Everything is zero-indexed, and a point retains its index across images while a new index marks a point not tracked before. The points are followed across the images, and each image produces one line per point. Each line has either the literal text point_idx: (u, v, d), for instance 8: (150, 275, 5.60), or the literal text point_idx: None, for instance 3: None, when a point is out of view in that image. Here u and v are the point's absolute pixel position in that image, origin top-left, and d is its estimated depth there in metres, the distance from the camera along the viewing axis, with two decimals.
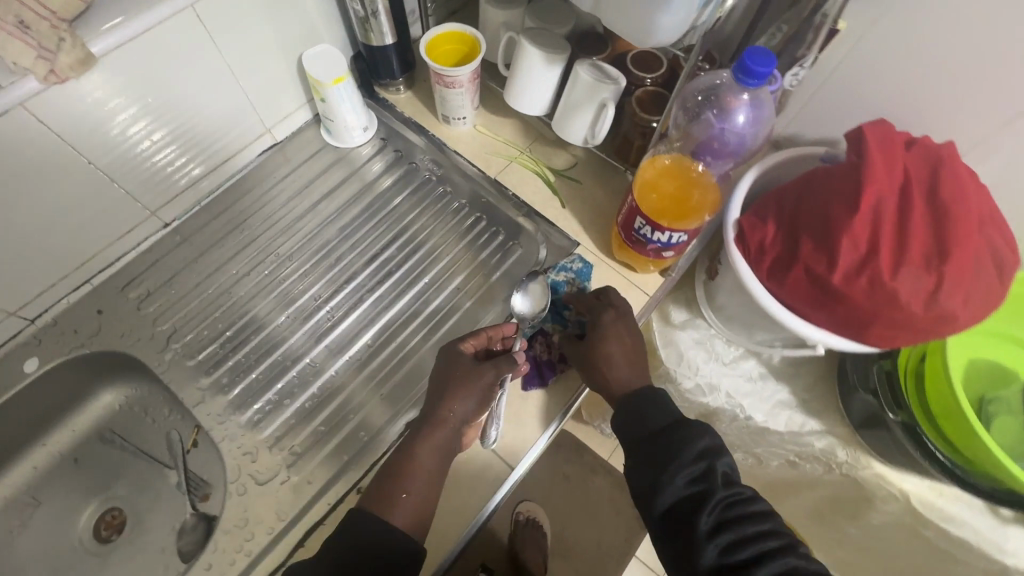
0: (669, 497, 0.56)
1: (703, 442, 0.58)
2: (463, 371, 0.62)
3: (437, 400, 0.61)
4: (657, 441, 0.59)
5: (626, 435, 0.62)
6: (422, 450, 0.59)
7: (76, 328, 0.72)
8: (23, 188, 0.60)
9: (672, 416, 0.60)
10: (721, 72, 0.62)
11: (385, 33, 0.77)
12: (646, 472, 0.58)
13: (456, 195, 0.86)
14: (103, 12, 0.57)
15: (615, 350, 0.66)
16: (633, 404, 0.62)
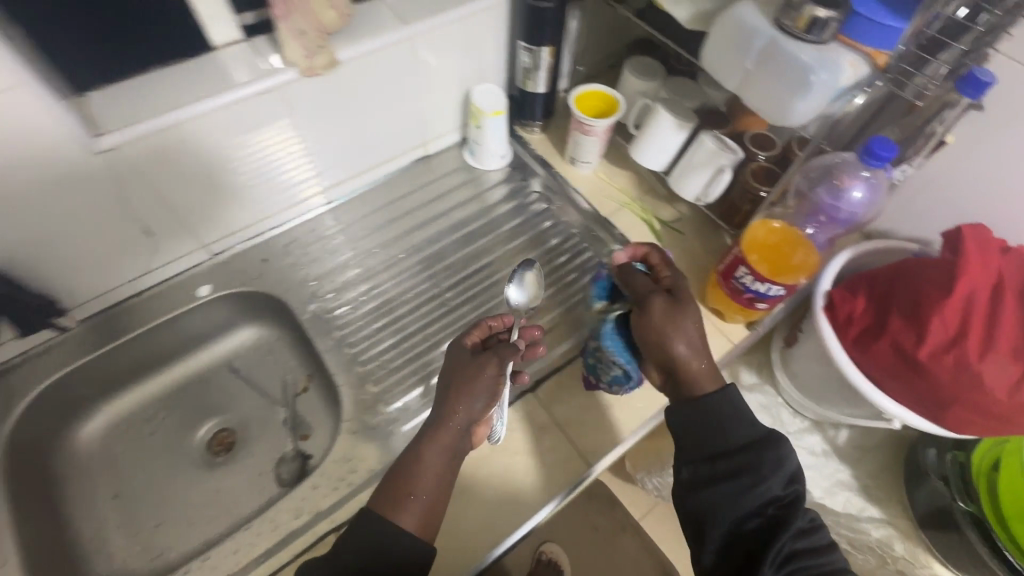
0: (744, 510, 0.59)
1: (794, 468, 0.60)
2: (464, 364, 0.65)
3: (443, 400, 0.63)
4: (745, 456, 0.60)
5: (699, 437, 0.63)
6: (429, 449, 0.61)
7: (241, 269, 0.86)
8: (240, 153, 0.75)
9: (756, 431, 0.62)
10: (844, 152, 0.71)
11: (540, 83, 0.92)
12: (727, 483, 0.60)
13: (569, 224, 0.96)
14: (353, 32, 0.74)
15: (689, 324, 0.66)
16: (712, 401, 0.63)
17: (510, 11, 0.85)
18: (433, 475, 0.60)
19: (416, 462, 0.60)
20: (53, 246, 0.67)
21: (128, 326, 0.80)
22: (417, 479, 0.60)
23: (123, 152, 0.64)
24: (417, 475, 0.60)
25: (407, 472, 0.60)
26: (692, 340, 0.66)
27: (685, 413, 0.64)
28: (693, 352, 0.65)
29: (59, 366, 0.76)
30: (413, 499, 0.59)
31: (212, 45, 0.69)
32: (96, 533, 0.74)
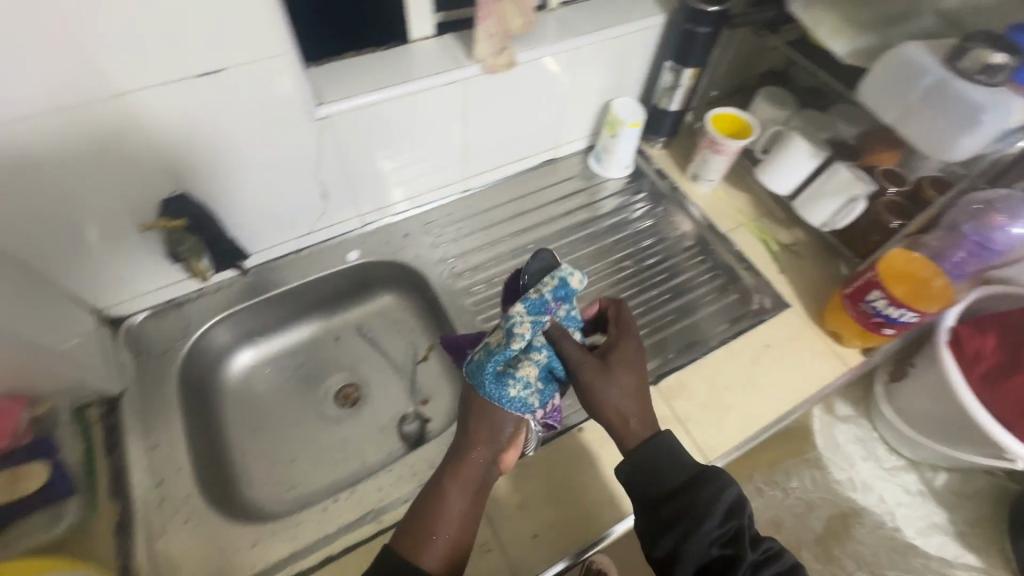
0: (701, 556, 0.55)
1: (729, 497, 0.57)
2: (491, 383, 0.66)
3: (464, 436, 0.65)
4: (685, 498, 0.57)
5: (647, 491, 0.59)
6: (448, 486, 0.63)
7: (387, 241, 0.93)
8: (397, 140, 0.82)
9: (687, 473, 0.59)
10: (1005, 190, 0.75)
11: (674, 101, 0.97)
12: (676, 533, 0.56)
13: (686, 235, 1.00)
14: (529, 40, 0.83)
15: (626, 375, 0.63)
16: (642, 454, 0.60)
17: (660, 33, 0.92)
18: (444, 513, 0.61)
19: (435, 496, 0.63)
20: (254, 197, 0.76)
21: (286, 278, 0.88)
22: (432, 513, 0.61)
23: (333, 123, 0.73)
24: (429, 512, 0.61)
25: (419, 512, 0.62)
26: (610, 397, 0.62)
27: (627, 470, 0.60)
28: (631, 408, 0.62)
29: (226, 305, 0.84)
30: (424, 533, 0.60)
31: (410, 38, 0.79)
32: (240, 460, 0.80)
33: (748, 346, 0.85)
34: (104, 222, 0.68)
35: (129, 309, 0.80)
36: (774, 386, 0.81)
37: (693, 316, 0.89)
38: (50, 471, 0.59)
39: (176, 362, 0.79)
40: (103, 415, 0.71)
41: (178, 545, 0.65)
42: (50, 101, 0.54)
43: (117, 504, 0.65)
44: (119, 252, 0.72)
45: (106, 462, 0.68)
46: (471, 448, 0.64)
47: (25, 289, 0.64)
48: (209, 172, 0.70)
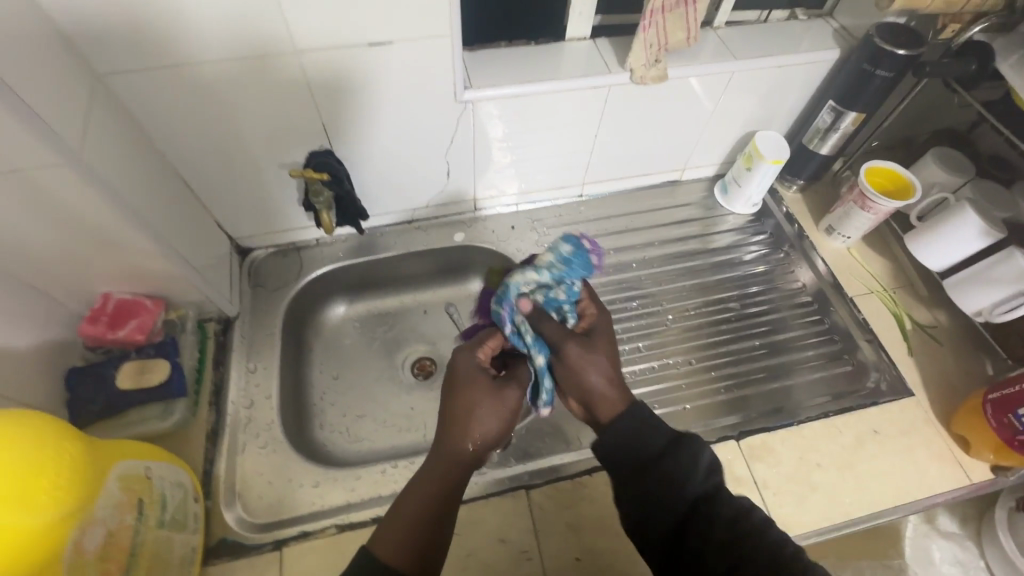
0: (673, 518, 0.51)
1: (704, 457, 0.53)
2: (475, 378, 0.60)
3: (460, 425, 0.58)
4: (656, 464, 0.53)
5: (623, 459, 0.55)
6: (427, 492, 0.55)
7: (493, 229, 0.94)
8: (526, 133, 0.82)
9: (665, 437, 0.55)
10: None
11: (826, 144, 0.89)
12: (649, 497, 0.52)
13: (804, 288, 0.92)
14: (684, 56, 0.79)
15: (588, 355, 0.61)
16: (625, 424, 0.56)
17: (829, 71, 0.84)
18: (420, 520, 0.53)
19: (414, 501, 0.54)
20: (386, 164, 0.81)
21: (394, 245, 0.91)
22: (411, 523, 0.53)
23: (474, 108, 0.75)
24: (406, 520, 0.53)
25: (395, 519, 0.53)
26: (586, 371, 0.59)
27: (608, 442, 0.56)
28: (607, 382, 0.59)
29: (337, 258, 0.90)
30: (406, 542, 0.51)
31: (564, 37, 0.80)
32: (318, 403, 0.85)
33: (854, 425, 0.76)
34: (258, 160, 0.75)
35: (257, 242, 0.88)
36: (876, 478, 0.72)
37: (793, 379, 0.82)
38: (171, 370, 0.67)
39: (285, 300, 0.85)
40: (218, 331, 0.79)
41: (252, 466, 0.70)
42: (245, 47, 0.60)
43: (211, 414, 0.72)
44: (263, 191, 0.79)
45: (212, 375, 0.75)
46: (453, 455, 0.56)
47: (184, 205, 0.73)
48: (353, 133, 0.74)
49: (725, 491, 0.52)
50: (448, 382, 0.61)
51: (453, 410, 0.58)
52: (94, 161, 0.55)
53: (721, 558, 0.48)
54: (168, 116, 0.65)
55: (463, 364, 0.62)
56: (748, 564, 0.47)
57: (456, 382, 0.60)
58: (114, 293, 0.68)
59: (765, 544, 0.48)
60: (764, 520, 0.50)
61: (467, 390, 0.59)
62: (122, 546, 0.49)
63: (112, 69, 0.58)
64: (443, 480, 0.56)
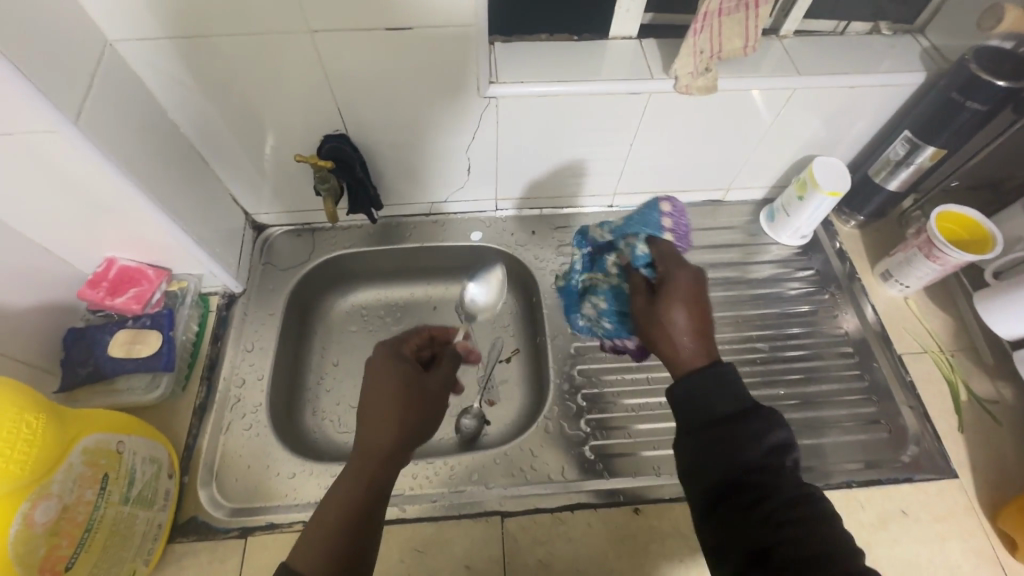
0: (723, 480, 0.44)
1: (779, 433, 0.45)
2: (393, 370, 0.55)
3: (384, 417, 0.52)
4: (726, 422, 0.46)
5: (690, 411, 0.48)
6: (345, 494, 0.48)
7: (513, 233, 0.90)
8: (556, 135, 0.76)
9: (741, 401, 0.47)
10: None
11: (896, 178, 0.79)
12: (706, 453, 0.45)
13: (847, 336, 0.82)
14: (740, 66, 0.71)
15: (667, 303, 0.54)
16: (700, 380, 0.49)
17: (911, 96, 0.74)
18: (341, 520, 0.47)
19: (337, 502, 0.48)
20: (404, 154, 0.77)
21: (409, 237, 0.88)
22: (336, 527, 0.46)
23: (499, 104, 0.70)
24: (329, 523, 0.46)
25: (317, 522, 0.47)
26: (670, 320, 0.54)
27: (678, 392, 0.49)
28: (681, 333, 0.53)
29: (350, 244, 0.88)
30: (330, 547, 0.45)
31: (609, 34, 0.74)
32: (313, 388, 0.83)
33: (878, 501, 0.68)
34: (274, 139, 0.73)
35: (272, 220, 0.87)
36: (897, 565, 0.64)
37: (821, 438, 0.73)
38: (162, 343, 0.68)
39: (292, 281, 0.84)
40: (221, 305, 0.79)
41: (233, 447, 0.69)
42: (258, 23, 0.58)
43: (202, 389, 0.72)
44: (278, 170, 0.78)
45: (208, 349, 0.75)
46: (377, 451, 0.50)
47: (198, 176, 0.72)
48: (370, 119, 0.71)
49: (792, 470, 0.45)
50: (369, 378, 0.55)
51: (374, 406, 0.52)
52: (97, 129, 0.54)
53: (767, 533, 0.41)
54: (183, 87, 0.64)
55: (383, 359, 0.56)
56: (799, 548, 0.40)
57: (377, 373, 0.54)
58: (117, 258, 0.68)
59: (822, 541, 0.40)
60: (828, 515, 0.42)
61: (389, 384, 0.54)
62: (77, 522, 0.49)
63: (124, 37, 0.57)
64: (364, 478, 0.49)
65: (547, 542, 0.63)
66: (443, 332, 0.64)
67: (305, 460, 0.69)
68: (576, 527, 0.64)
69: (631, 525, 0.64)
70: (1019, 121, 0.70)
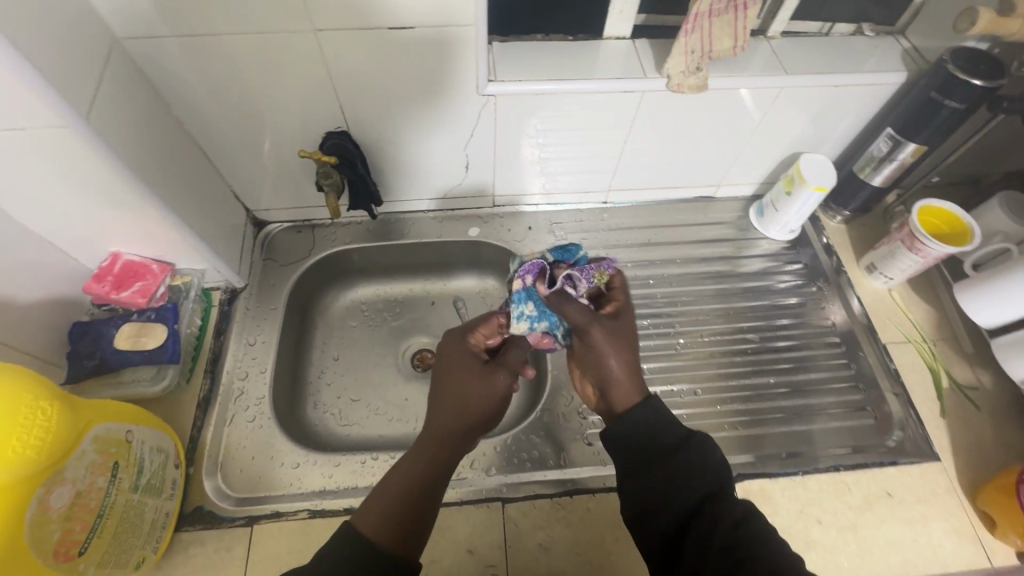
0: (676, 515, 0.47)
1: (713, 456, 0.49)
2: (464, 362, 0.59)
3: (451, 401, 0.56)
4: (660, 459, 0.49)
5: (630, 455, 0.51)
6: (409, 469, 0.53)
7: (510, 228, 0.91)
8: (552, 132, 0.78)
9: (678, 432, 0.51)
10: None
11: (880, 174, 0.82)
12: (655, 488, 0.48)
13: (834, 327, 0.85)
14: (730, 66, 0.74)
15: (612, 342, 0.55)
16: (632, 417, 0.52)
17: (893, 95, 0.77)
18: (406, 491, 0.51)
19: (400, 477, 0.52)
20: (404, 150, 0.79)
21: (408, 233, 0.90)
22: (399, 496, 0.51)
23: (498, 101, 0.72)
24: (390, 495, 0.51)
25: (380, 492, 0.52)
26: (620, 353, 0.55)
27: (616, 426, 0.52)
28: (626, 370, 0.54)
29: (350, 240, 0.89)
30: (390, 516, 0.49)
31: (603, 34, 0.76)
32: (314, 382, 0.84)
33: (865, 484, 0.70)
34: (276, 136, 0.75)
35: (273, 217, 0.88)
36: (882, 544, 0.66)
37: (810, 425, 0.76)
38: (166, 336, 0.69)
39: (293, 276, 0.85)
40: (224, 300, 0.80)
41: (238, 438, 0.71)
42: (263, 22, 0.60)
43: (206, 382, 0.73)
44: (280, 167, 0.79)
45: (212, 343, 0.76)
46: (440, 435, 0.55)
47: (201, 173, 0.73)
48: (372, 116, 0.73)
49: (734, 492, 0.48)
50: (440, 368, 0.59)
51: (444, 394, 0.57)
52: (104, 125, 0.55)
53: (724, 556, 0.43)
54: (188, 85, 0.66)
55: (456, 350, 0.60)
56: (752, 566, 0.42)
57: (444, 364, 0.59)
58: (122, 253, 0.69)
59: (771, 556, 0.43)
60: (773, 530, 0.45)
61: (457, 374, 0.58)
62: (90, 508, 0.50)
63: (131, 34, 0.59)
64: (429, 459, 0.54)
65: (544, 528, 0.65)
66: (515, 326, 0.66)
67: (308, 451, 0.70)
68: (574, 512, 0.66)
69: None
70: (995, 119, 0.73)
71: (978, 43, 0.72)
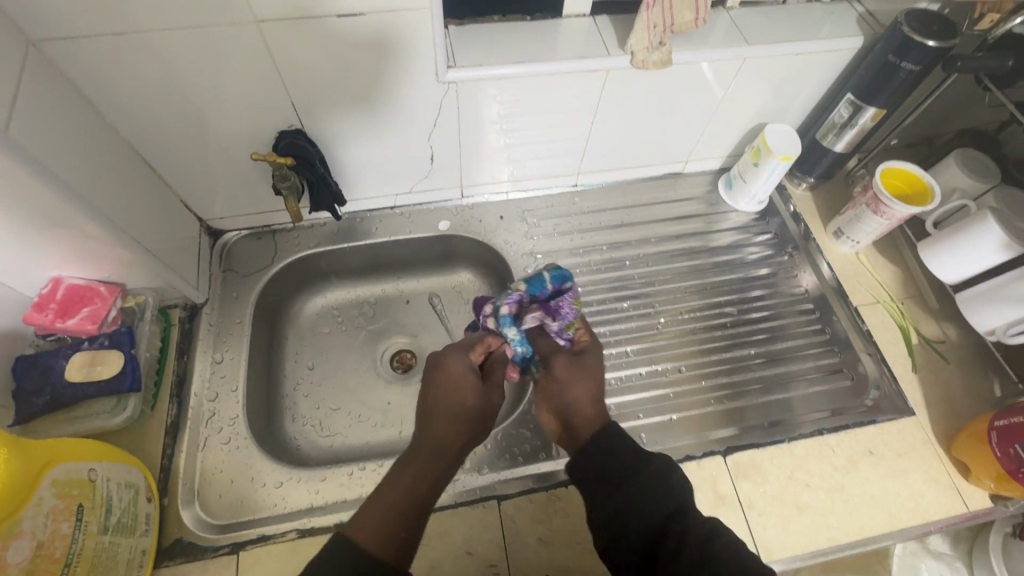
0: (645, 535, 0.45)
1: (671, 476, 0.48)
2: (469, 378, 0.56)
3: (455, 410, 0.54)
4: (622, 485, 0.48)
5: (587, 483, 0.50)
6: (413, 483, 0.50)
7: (481, 219, 0.89)
8: (518, 118, 0.76)
9: (631, 454, 0.50)
10: None
11: (842, 140, 0.83)
12: (615, 519, 0.47)
13: (807, 293, 0.86)
14: (692, 39, 0.73)
15: (585, 375, 0.57)
16: (598, 441, 0.51)
17: (851, 60, 0.77)
18: (408, 505, 0.48)
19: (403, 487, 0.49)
20: (363, 146, 0.75)
21: (375, 232, 0.86)
22: (402, 510, 0.48)
23: (459, 89, 0.69)
24: (393, 505, 0.48)
25: (381, 508, 0.48)
26: (556, 374, 0.57)
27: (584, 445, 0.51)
28: (591, 400, 0.55)
29: (314, 243, 0.85)
30: (394, 525, 0.47)
31: (563, 13, 0.74)
32: (290, 395, 0.80)
33: (848, 445, 0.72)
34: (223, 138, 0.70)
35: (228, 225, 0.83)
36: (867, 500, 0.69)
37: (789, 392, 0.77)
38: (124, 362, 0.64)
39: (256, 286, 0.80)
40: (184, 318, 0.75)
41: (213, 462, 0.67)
42: (199, 14, 0.55)
43: (173, 407, 0.69)
44: (231, 171, 0.74)
45: (175, 365, 0.72)
46: (439, 445, 0.53)
47: (144, 183, 0.68)
48: (328, 113, 0.69)
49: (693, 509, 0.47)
50: (442, 378, 0.56)
51: (440, 405, 0.54)
52: (28, 139, 0.50)
53: (698, 571, 0.42)
54: (118, 89, 0.60)
55: (449, 366, 0.57)
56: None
57: (449, 374, 0.57)
58: (64, 277, 0.63)
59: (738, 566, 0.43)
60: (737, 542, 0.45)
61: (455, 388, 0.56)
62: (55, 557, 0.47)
63: (49, 36, 0.53)
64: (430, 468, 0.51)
65: (542, 521, 0.64)
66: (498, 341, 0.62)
67: (291, 468, 0.67)
68: (570, 504, 0.65)
69: None
70: (949, 78, 0.74)
71: (930, 4, 0.73)
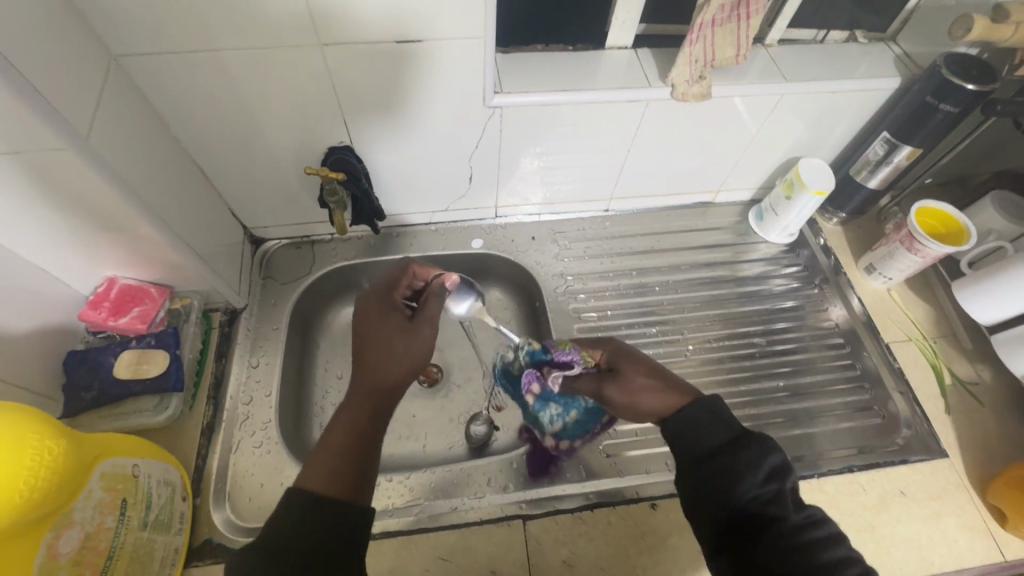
0: (730, 513, 0.46)
1: (770, 460, 0.47)
2: (385, 326, 0.56)
3: (369, 348, 0.54)
4: (715, 462, 0.48)
5: (676, 451, 0.51)
6: (349, 426, 0.50)
7: (514, 240, 0.91)
8: (558, 142, 0.78)
9: (730, 432, 0.49)
10: None
11: (876, 177, 0.83)
12: (702, 488, 0.47)
13: (835, 327, 0.86)
14: (731, 74, 0.75)
15: (638, 379, 0.56)
16: (688, 416, 0.51)
17: (888, 100, 0.78)
18: (349, 447, 0.49)
19: (341, 434, 0.50)
20: (406, 164, 0.78)
21: (409, 247, 0.88)
22: (341, 453, 0.48)
23: (504, 113, 0.72)
24: (335, 448, 0.48)
25: (327, 445, 0.49)
26: (620, 399, 0.57)
27: (669, 434, 0.51)
28: (657, 387, 0.55)
29: (350, 256, 0.87)
30: (340, 467, 0.47)
31: (605, 44, 0.76)
32: (318, 402, 0.82)
33: (879, 484, 0.71)
34: (275, 152, 0.73)
35: (270, 234, 0.86)
36: (899, 543, 0.67)
37: (816, 427, 0.77)
38: (169, 362, 0.66)
39: (294, 294, 0.83)
40: (224, 321, 0.77)
41: (245, 465, 0.68)
42: (268, 36, 0.58)
43: (209, 408, 0.71)
44: (279, 183, 0.77)
45: (213, 367, 0.74)
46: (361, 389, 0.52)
47: (199, 191, 0.71)
48: (375, 132, 0.72)
49: (791, 495, 0.46)
50: (360, 334, 0.56)
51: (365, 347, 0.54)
52: (103, 146, 0.53)
53: (773, 558, 0.43)
54: (183, 102, 0.63)
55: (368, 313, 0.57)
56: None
57: (366, 317, 0.57)
58: (118, 277, 0.66)
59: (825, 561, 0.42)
60: (834, 535, 0.45)
61: (375, 328, 0.56)
62: (100, 550, 0.48)
63: (128, 51, 0.57)
64: (370, 403, 0.52)
65: (566, 544, 0.64)
66: (424, 271, 0.65)
67: None
68: (596, 528, 0.65)
69: (649, 524, 0.66)
70: (988, 121, 0.75)
71: (969, 49, 0.75)
